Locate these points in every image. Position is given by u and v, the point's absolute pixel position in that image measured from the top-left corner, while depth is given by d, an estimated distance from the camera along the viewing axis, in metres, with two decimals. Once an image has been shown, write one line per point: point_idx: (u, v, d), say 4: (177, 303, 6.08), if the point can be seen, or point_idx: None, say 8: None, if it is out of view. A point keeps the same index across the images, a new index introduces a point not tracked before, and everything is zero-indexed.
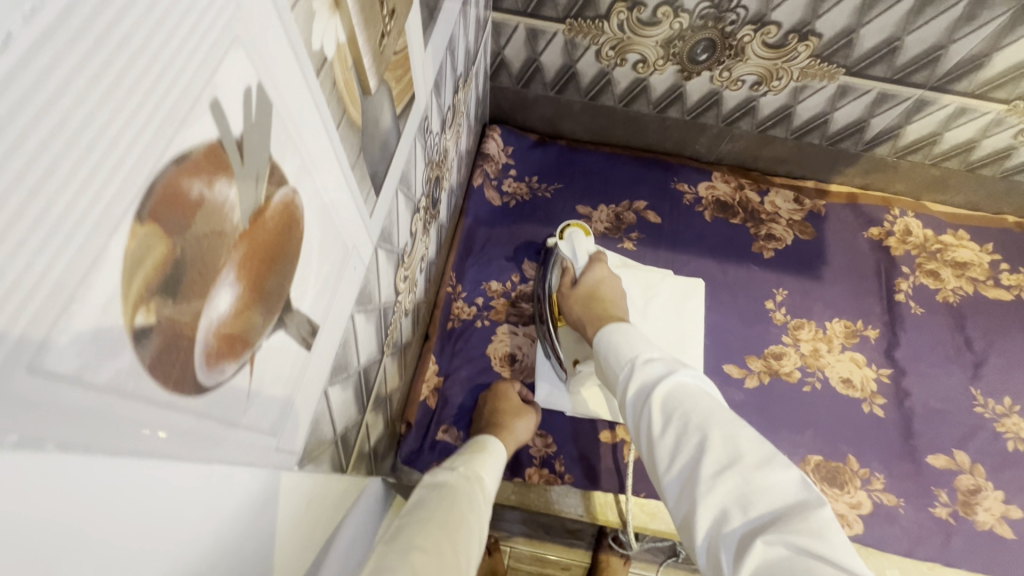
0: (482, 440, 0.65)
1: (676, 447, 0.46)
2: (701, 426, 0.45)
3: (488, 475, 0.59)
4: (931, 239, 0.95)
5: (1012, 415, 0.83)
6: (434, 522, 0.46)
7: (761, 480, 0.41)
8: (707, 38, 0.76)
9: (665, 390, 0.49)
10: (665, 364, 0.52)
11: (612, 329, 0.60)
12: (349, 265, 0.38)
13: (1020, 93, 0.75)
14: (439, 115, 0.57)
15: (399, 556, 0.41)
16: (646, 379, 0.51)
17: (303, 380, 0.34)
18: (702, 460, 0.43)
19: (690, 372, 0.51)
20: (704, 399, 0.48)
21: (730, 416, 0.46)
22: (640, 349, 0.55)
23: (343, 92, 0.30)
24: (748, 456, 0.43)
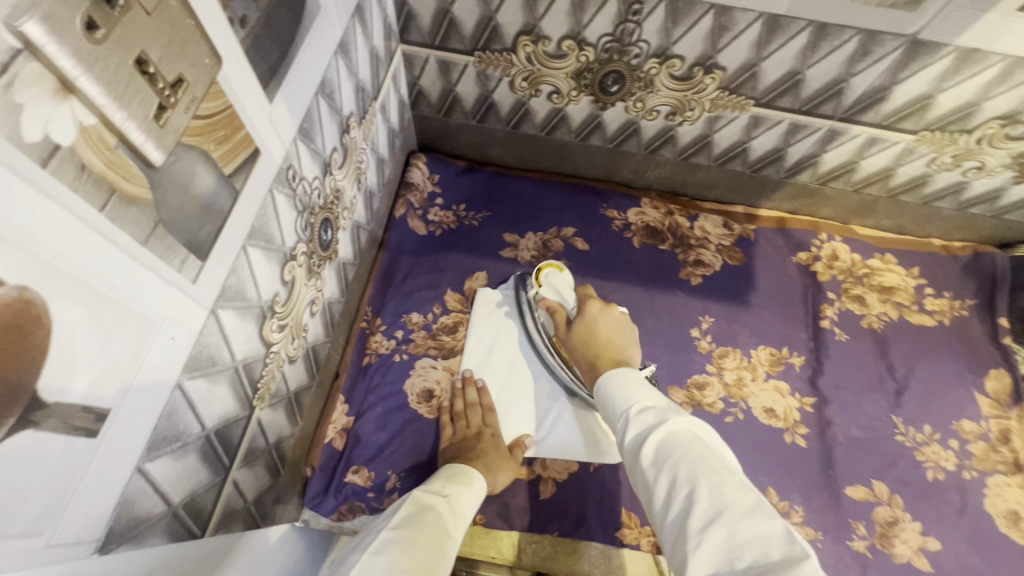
0: (471, 473, 0.63)
1: (665, 493, 0.42)
2: (691, 474, 0.41)
3: (470, 512, 0.59)
4: (858, 263, 0.95)
5: (932, 443, 0.82)
6: (417, 549, 0.47)
7: (746, 529, 0.37)
8: (615, 70, 0.76)
9: (654, 438, 0.45)
10: (658, 414, 0.48)
11: (612, 377, 0.55)
12: (162, 337, 0.36)
13: (926, 123, 0.75)
14: (315, 160, 0.56)
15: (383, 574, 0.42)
16: (640, 431, 0.47)
17: (87, 468, 0.32)
18: (690, 514, 0.40)
19: (682, 418, 0.46)
20: (696, 445, 0.43)
21: (721, 463, 0.42)
22: (636, 399, 0.51)
23: (103, 172, 0.29)
24: (735, 504, 0.38)
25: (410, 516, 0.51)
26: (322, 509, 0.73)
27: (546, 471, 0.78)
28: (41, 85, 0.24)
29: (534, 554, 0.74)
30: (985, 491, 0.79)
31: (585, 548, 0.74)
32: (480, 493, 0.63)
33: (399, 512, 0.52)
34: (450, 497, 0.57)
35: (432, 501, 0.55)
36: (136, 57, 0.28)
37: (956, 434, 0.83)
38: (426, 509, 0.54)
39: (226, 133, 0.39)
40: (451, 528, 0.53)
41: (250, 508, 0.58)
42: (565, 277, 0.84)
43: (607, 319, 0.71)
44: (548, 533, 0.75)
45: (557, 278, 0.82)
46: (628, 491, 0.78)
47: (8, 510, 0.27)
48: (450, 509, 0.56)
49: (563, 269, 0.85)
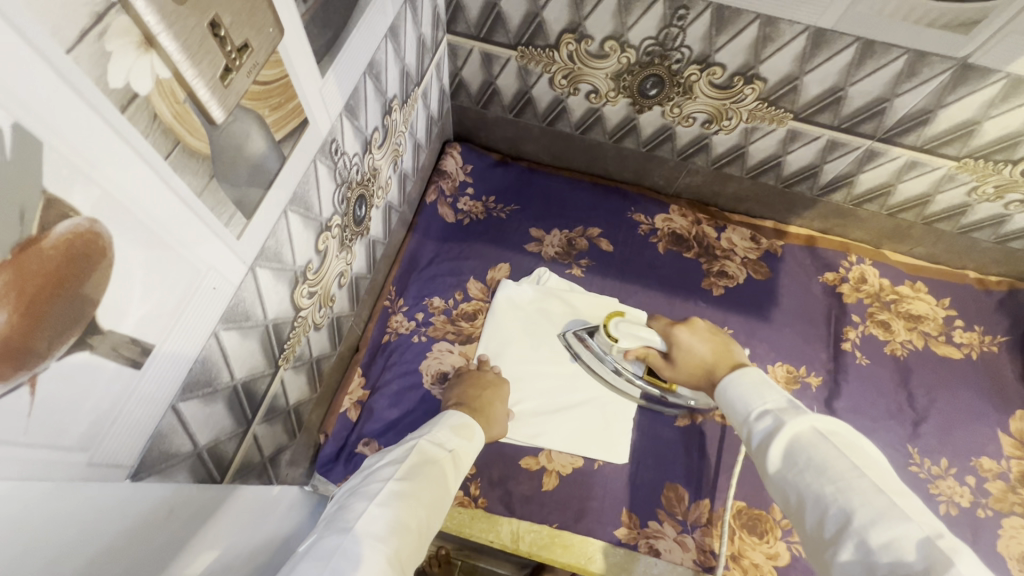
0: (473, 426, 0.65)
1: (798, 497, 0.44)
2: (820, 482, 0.43)
3: (468, 465, 0.61)
4: (886, 288, 0.94)
5: (947, 477, 0.80)
6: (420, 505, 0.50)
7: (879, 533, 0.37)
8: (655, 74, 0.76)
9: (778, 445, 0.47)
10: (777, 417, 0.49)
11: (732, 378, 0.57)
12: (205, 286, 0.39)
13: (970, 150, 0.74)
14: (357, 137, 0.58)
15: (389, 534, 0.46)
16: (762, 434, 0.49)
17: (131, 396, 0.35)
18: (823, 516, 0.41)
19: (804, 419, 0.47)
20: (823, 448, 0.45)
21: (851, 467, 0.42)
22: (756, 403, 0.52)
23: (171, 123, 0.31)
24: (865, 508, 0.39)
25: (417, 467, 0.54)
26: (331, 477, 0.75)
27: (551, 464, 0.79)
28: (127, 37, 0.27)
29: (532, 543, 0.74)
30: (998, 532, 0.76)
31: (581, 543, 0.75)
32: (479, 444, 0.64)
33: (406, 462, 0.54)
34: (453, 450, 0.59)
35: (436, 452, 0.57)
36: (210, 20, 0.30)
37: (973, 470, 0.81)
38: (432, 461, 0.56)
39: (280, 101, 0.41)
40: (449, 482, 0.56)
41: (266, 464, 0.61)
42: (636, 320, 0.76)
43: (701, 334, 0.71)
44: (547, 525, 0.76)
45: (632, 327, 0.74)
46: (630, 492, 0.78)
47: (60, 421, 0.30)
48: (454, 464, 0.58)
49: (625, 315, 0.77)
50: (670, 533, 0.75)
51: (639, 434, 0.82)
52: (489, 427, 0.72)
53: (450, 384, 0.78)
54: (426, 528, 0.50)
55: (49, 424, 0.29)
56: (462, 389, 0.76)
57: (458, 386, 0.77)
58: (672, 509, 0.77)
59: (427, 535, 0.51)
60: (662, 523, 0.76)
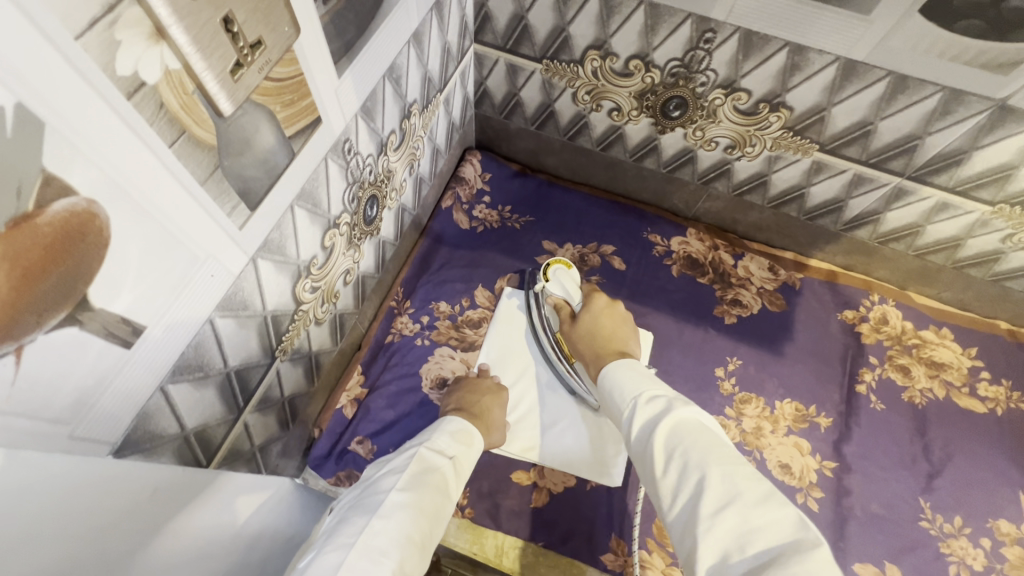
0: (473, 433, 0.64)
1: (677, 479, 0.42)
2: (704, 462, 0.41)
3: (468, 471, 0.61)
4: (908, 332, 0.90)
5: (961, 537, 0.76)
6: (421, 516, 0.49)
7: (758, 515, 0.37)
8: (679, 96, 0.76)
9: (665, 427, 0.45)
10: (666, 403, 0.48)
11: (616, 366, 0.56)
12: (202, 272, 0.39)
13: (1005, 196, 0.70)
14: (372, 138, 0.59)
15: (392, 546, 0.45)
16: (648, 419, 0.48)
17: (120, 373, 0.36)
18: (700, 499, 0.40)
19: (690, 408, 0.47)
20: (706, 435, 0.44)
21: (732, 454, 0.42)
22: (645, 388, 0.51)
23: (178, 113, 0.32)
24: (746, 492, 0.39)
25: (417, 477, 0.53)
26: (322, 471, 0.76)
27: (543, 480, 0.78)
28: (138, 27, 0.27)
29: (516, 560, 0.74)
30: None
31: (567, 565, 0.73)
32: (478, 450, 0.64)
33: (407, 470, 0.53)
34: (453, 457, 0.58)
35: (437, 461, 0.56)
36: (223, 16, 0.31)
37: (990, 532, 0.76)
38: (433, 469, 0.55)
39: (293, 98, 0.42)
40: (451, 492, 0.55)
41: (255, 453, 0.61)
42: (573, 272, 0.83)
43: (611, 313, 0.74)
44: (534, 542, 0.75)
45: (566, 275, 0.80)
46: (621, 517, 0.76)
47: (45, 394, 0.31)
48: (454, 471, 0.57)
49: (571, 266, 0.83)
50: (658, 565, 0.73)
51: (635, 458, 0.80)
52: (487, 433, 0.71)
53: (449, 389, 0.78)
54: (428, 540, 0.49)
55: (33, 394, 0.30)
56: (462, 394, 0.75)
57: (457, 391, 0.76)
58: (664, 540, 0.74)
59: (429, 547, 0.49)
60: (651, 553, 0.74)
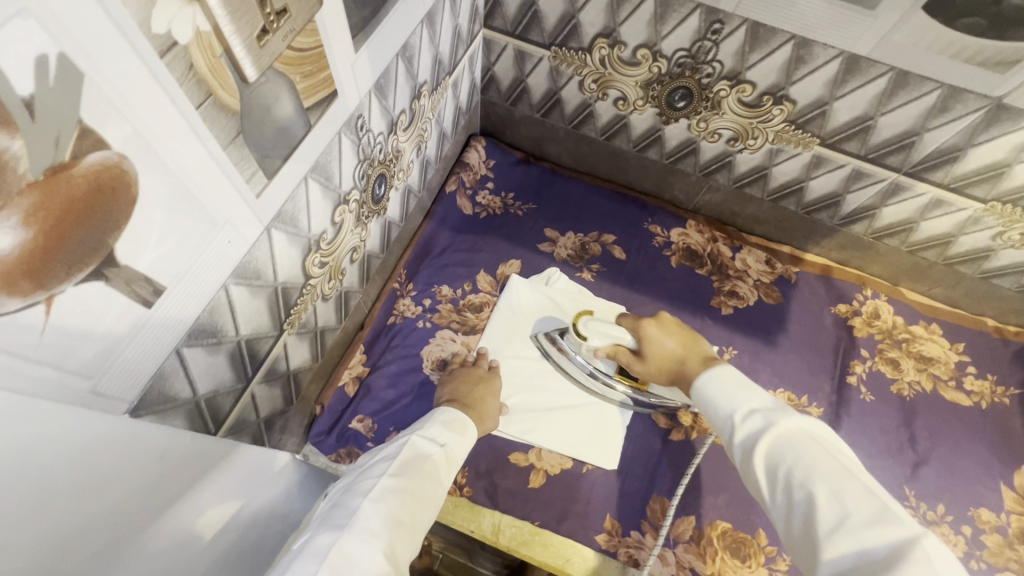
0: (467, 424, 0.66)
1: (789, 503, 0.43)
2: (807, 480, 0.42)
3: (462, 460, 0.62)
4: (899, 326, 0.92)
5: (942, 524, 0.78)
6: (412, 501, 0.50)
7: (871, 534, 0.37)
8: (684, 86, 0.77)
9: (764, 444, 0.46)
10: (764, 417, 0.49)
11: (706, 377, 0.56)
12: (219, 238, 0.40)
13: (998, 193, 0.72)
14: (383, 116, 0.60)
15: (383, 528, 0.45)
16: (747, 435, 0.48)
17: (139, 333, 0.36)
18: (812, 519, 0.40)
19: (792, 419, 0.47)
20: (812, 448, 0.44)
21: (839, 467, 0.42)
22: (740, 401, 0.51)
23: (206, 75, 0.33)
24: (857, 510, 0.38)
25: (408, 464, 0.54)
26: (322, 448, 0.77)
27: (540, 462, 0.79)
28: None
29: (512, 538, 0.75)
30: None
31: (561, 544, 0.75)
32: (472, 441, 0.65)
33: (399, 458, 0.54)
34: (446, 445, 0.60)
35: (429, 448, 0.58)
36: None
37: (970, 520, 0.79)
38: (425, 457, 0.56)
39: (313, 69, 0.43)
40: (442, 480, 0.56)
41: (259, 425, 0.62)
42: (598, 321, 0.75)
43: (669, 329, 0.70)
44: (530, 522, 0.76)
45: (602, 328, 0.73)
46: (616, 499, 0.78)
47: (68, 345, 0.31)
48: (446, 460, 0.58)
49: (594, 315, 0.76)
50: (651, 545, 0.75)
51: (630, 442, 0.82)
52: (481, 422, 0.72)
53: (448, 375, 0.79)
54: (417, 524, 0.49)
55: (58, 344, 0.30)
56: (455, 385, 0.76)
57: (450, 383, 0.77)
58: (657, 522, 0.76)
59: (419, 532, 0.49)
60: (644, 534, 0.75)
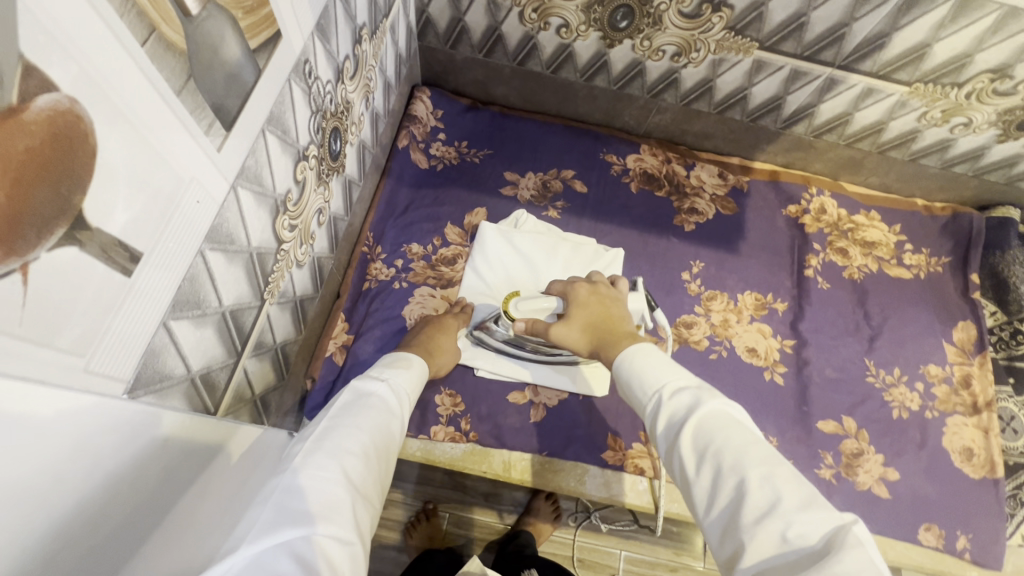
0: (410, 359, 0.65)
1: (715, 485, 0.41)
2: (740, 465, 0.40)
3: (410, 390, 0.60)
4: (844, 218, 0.99)
5: (900, 385, 0.88)
6: (361, 431, 0.49)
7: (804, 520, 0.36)
8: (625, 4, 0.77)
9: (693, 424, 0.45)
10: (693, 395, 0.47)
11: (625, 357, 0.54)
12: (185, 197, 0.37)
13: (920, 75, 0.77)
14: (328, 62, 0.56)
15: (329, 459, 0.44)
16: (673, 414, 0.47)
17: (123, 305, 0.34)
18: (742, 506, 0.39)
19: (718, 400, 0.46)
20: (736, 432, 0.43)
21: (768, 451, 0.42)
22: (667, 379, 0.49)
23: (144, 6, 0.30)
24: (790, 497, 0.38)
25: (351, 403, 0.52)
26: None
27: (537, 396, 0.81)
28: None
29: (523, 471, 0.78)
30: (944, 429, 0.85)
31: (571, 468, 0.79)
32: (421, 372, 0.66)
33: (338, 401, 0.52)
34: (389, 380, 0.58)
35: (371, 386, 0.56)
36: None
37: (922, 377, 0.89)
38: (368, 395, 0.54)
39: (254, 4, 0.40)
40: (396, 414, 0.55)
41: (257, 403, 0.60)
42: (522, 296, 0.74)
43: (595, 296, 0.69)
44: (538, 453, 0.79)
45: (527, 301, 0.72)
46: (615, 418, 0.82)
47: (54, 319, 0.29)
48: (393, 392, 0.57)
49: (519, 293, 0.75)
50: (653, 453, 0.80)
51: None
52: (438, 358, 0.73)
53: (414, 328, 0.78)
54: (377, 452, 0.49)
55: (45, 319, 0.28)
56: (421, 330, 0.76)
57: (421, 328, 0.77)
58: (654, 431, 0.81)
59: (380, 462, 0.49)
60: (645, 444, 0.80)
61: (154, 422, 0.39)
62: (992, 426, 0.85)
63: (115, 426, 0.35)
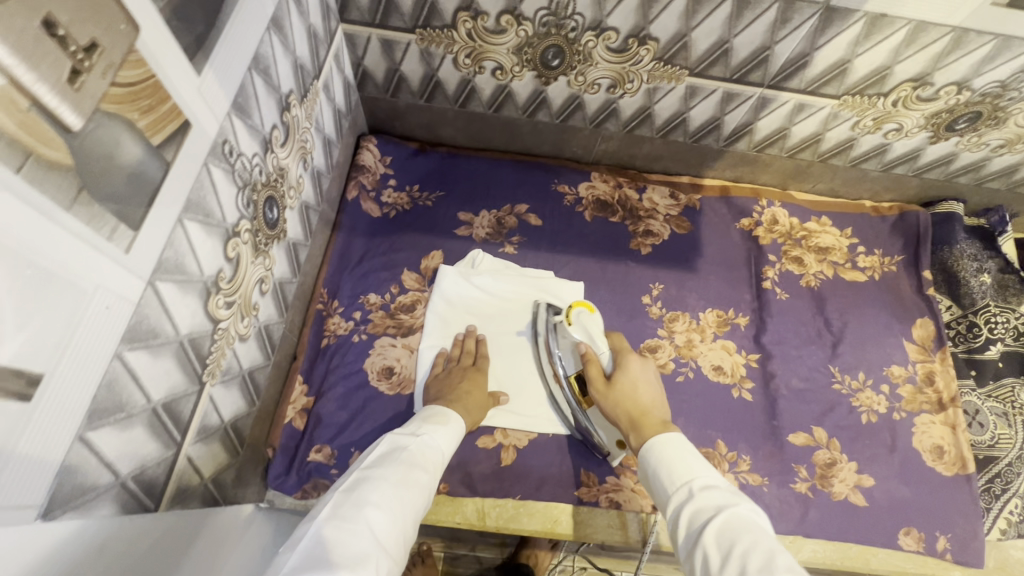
0: (446, 413, 0.65)
1: None
2: (768, 567, 0.40)
3: (446, 450, 0.60)
4: (796, 226, 1.00)
5: (865, 389, 0.88)
6: (388, 484, 0.49)
7: None
8: (554, 44, 0.78)
9: (719, 521, 0.46)
10: (724, 495, 0.49)
11: (653, 445, 0.57)
12: (92, 307, 0.36)
13: (847, 88, 0.80)
14: (252, 136, 0.56)
15: (354, 511, 0.45)
16: (702, 507, 0.48)
17: (25, 431, 0.33)
18: None
19: (752, 506, 0.47)
20: (763, 535, 0.44)
21: (795, 563, 0.42)
22: (697, 472, 0.52)
23: (18, 136, 0.29)
24: None
25: (384, 457, 0.53)
26: (286, 489, 0.74)
27: (507, 439, 0.80)
28: None
29: (498, 518, 0.77)
30: (913, 429, 0.86)
31: (546, 509, 0.78)
32: (459, 430, 0.64)
33: (370, 456, 0.53)
34: (425, 436, 0.58)
35: (406, 441, 0.56)
36: (42, 18, 0.29)
37: (886, 379, 0.89)
38: (402, 448, 0.55)
39: (151, 102, 0.39)
40: (426, 468, 0.55)
41: (207, 486, 0.58)
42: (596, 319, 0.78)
43: (649, 372, 0.70)
44: (512, 498, 0.78)
45: (594, 328, 0.76)
46: (586, 452, 0.81)
47: None
48: (425, 447, 0.57)
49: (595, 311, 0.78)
50: (627, 485, 0.79)
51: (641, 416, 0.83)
52: (466, 412, 0.71)
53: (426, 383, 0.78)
54: (407, 508, 0.49)
55: None
56: (437, 386, 0.76)
57: (433, 385, 0.77)
58: (627, 461, 0.80)
59: (411, 518, 0.49)
60: (619, 476, 0.80)
61: (76, 540, 0.38)
62: (959, 421, 0.86)
63: (22, 558, 0.33)
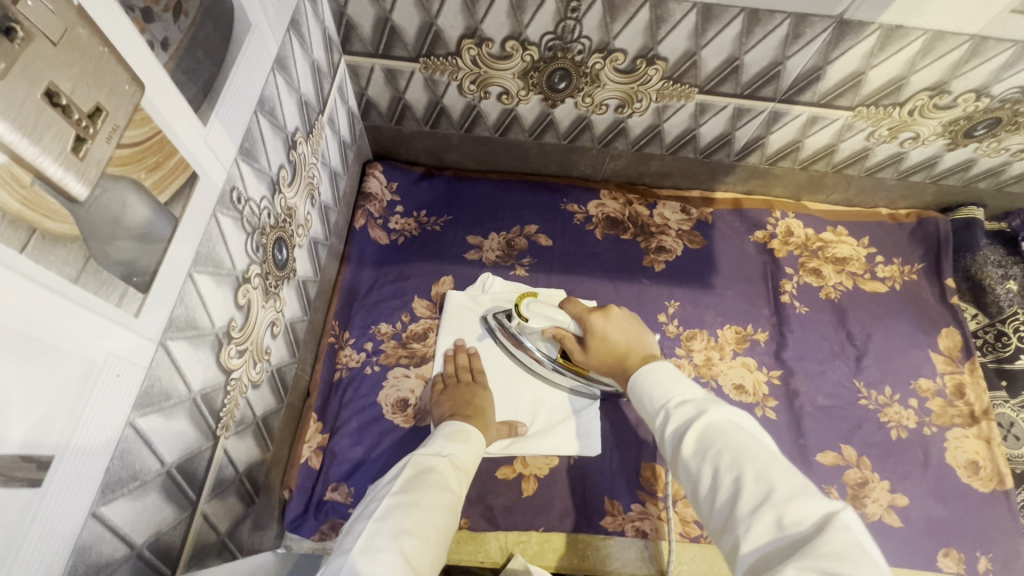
0: (469, 430, 0.62)
1: (712, 481, 0.42)
2: (738, 461, 0.41)
3: (471, 468, 0.57)
4: (812, 237, 0.98)
5: (894, 404, 0.86)
6: (418, 510, 0.46)
7: (795, 509, 0.37)
8: (561, 68, 0.77)
9: (696, 429, 0.46)
10: (698, 406, 0.48)
11: (638, 376, 0.56)
12: (102, 378, 0.35)
13: (861, 100, 0.78)
14: (259, 180, 0.55)
15: (388, 540, 0.42)
16: (681, 422, 0.48)
17: (34, 520, 0.31)
18: (738, 497, 0.40)
19: (723, 408, 0.46)
20: (740, 432, 0.44)
21: (768, 452, 0.42)
22: (674, 392, 0.51)
23: (19, 212, 0.28)
24: (783, 488, 0.39)
25: (412, 479, 0.50)
26: (304, 531, 0.72)
27: (527, 468, 0.78)
28: None
29: (522, 554, 0.75)
30: (946, 444, 0.83)
31: (571, 543, 0.75)
32: (480, 448, 0.61)
33: (397, 478, 0.50)
34: (450, 456, 0.56)
35: (432, 461, 0.53)
36: (43, 90, 0.28)
37: (914, 392, 0.87)
38: (430, 470, 0.52)
39: (157, 159, 0.38)
40: (455, 491, 0.52)
41: (223, 539, 0.56)
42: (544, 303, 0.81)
43: (615, 322, 0.72)
44: (536, 531, 0.76)
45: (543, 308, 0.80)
46: (609, 479, 0.79)
47: None
48: (453, 468, 0.54)
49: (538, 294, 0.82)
50: (653, 512, 0.76)
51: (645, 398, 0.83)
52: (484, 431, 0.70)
53: (438, 393, 0.76)
54: (438, 535, 0.46)
55: None
56: (449, 403, 0.73)
57: (444, 396, 0.75)
58: (652, 488, 0.78)
59: (442, 543, 0.46)
60: (644, 504, 0.77)
61: None
62: (994, 434, 0.83)
63: None
